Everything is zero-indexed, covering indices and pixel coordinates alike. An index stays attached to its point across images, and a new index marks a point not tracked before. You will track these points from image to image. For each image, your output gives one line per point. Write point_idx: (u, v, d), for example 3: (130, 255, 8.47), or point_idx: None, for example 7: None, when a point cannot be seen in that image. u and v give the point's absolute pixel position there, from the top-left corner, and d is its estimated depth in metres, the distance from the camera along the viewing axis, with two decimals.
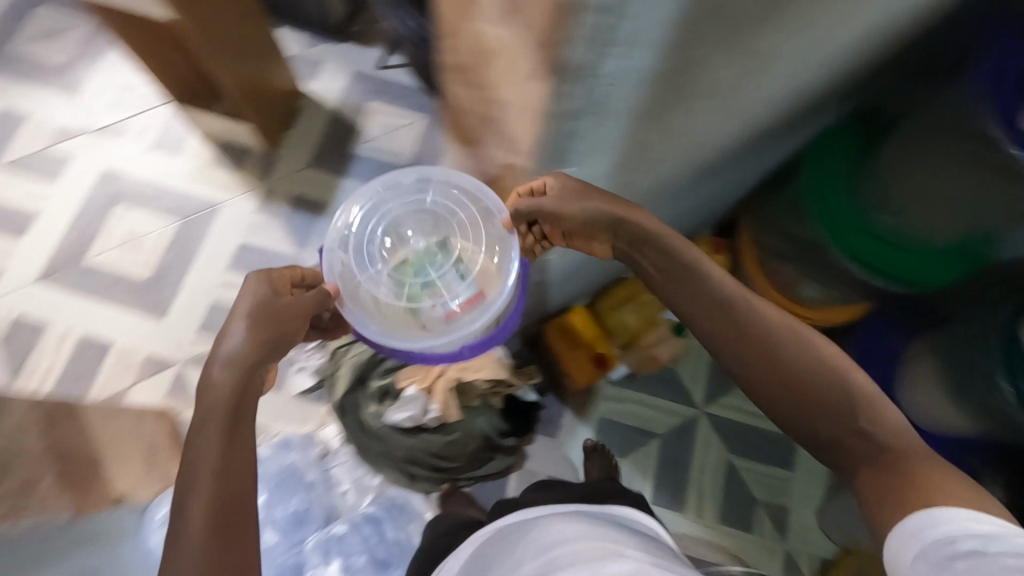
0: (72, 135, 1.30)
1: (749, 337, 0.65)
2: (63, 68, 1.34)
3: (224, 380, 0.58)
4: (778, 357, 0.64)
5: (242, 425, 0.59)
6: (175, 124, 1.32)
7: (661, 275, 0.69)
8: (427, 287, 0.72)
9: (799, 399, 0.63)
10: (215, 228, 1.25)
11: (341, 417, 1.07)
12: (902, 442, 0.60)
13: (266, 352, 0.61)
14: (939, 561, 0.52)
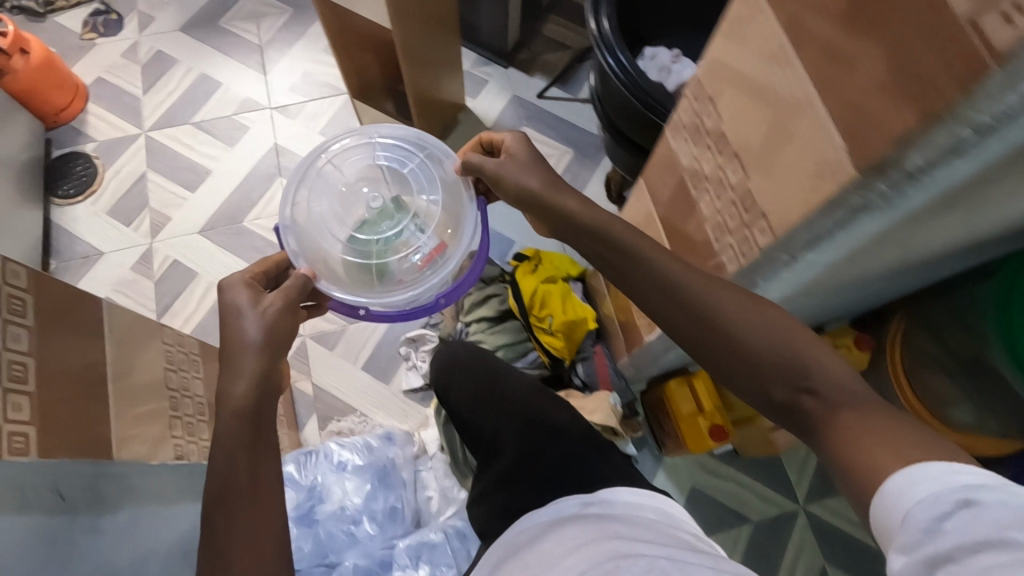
0: (252, 108, 1.42)
1: (683, 310, 0.54)
2: (258, 48, 1.48)
3: (238, 381, 0.60)
4: (714, 327, 0.53)
5: (260, 418, 0.60)
6: (343, 115, 1.41)
7: (602, 257, 0.62)
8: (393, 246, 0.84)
9: (754, 372, 0.51)
10: None
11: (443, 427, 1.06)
12: (843, 397, 0.46)
13: (276, 342, 0.64)
14: (925, 526, 0.35)
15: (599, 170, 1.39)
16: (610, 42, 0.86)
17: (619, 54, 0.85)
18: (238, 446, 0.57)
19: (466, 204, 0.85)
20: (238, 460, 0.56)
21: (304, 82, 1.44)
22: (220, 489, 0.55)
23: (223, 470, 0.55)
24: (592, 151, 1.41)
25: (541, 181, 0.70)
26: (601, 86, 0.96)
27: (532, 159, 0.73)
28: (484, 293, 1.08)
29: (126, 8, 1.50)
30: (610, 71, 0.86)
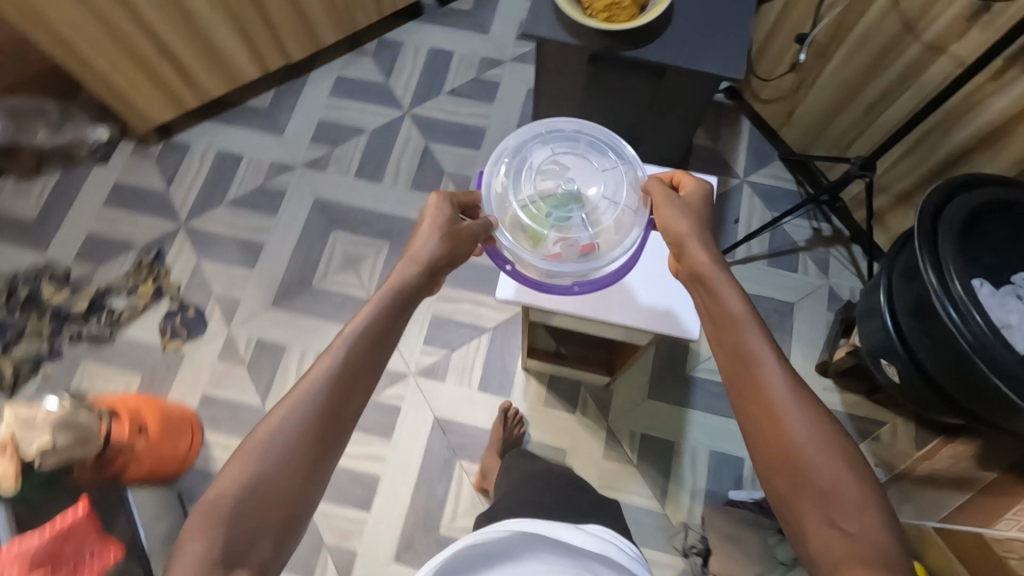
0: (389, 380, 1.22)
1: (750, 377, 0.58)
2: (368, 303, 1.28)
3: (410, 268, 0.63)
4: (767, 410, 0.56)
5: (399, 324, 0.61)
6: (496, 359, 1.24)
7: (708, 323, 0.64)
8: (561, 224, 0.74)
9: (781, 476, 0.54)
10: None
11: None
12: (868, 553, 0.48)
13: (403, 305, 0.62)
14: None
15: (794, 341, 1.23)
16: (962, 300, 0.73)
17: (968, 314, 0.72)
18: (372, 340, 0.58)
19: (637, 224, 0.74)
20: (366, 344, 0.58)
21: (436, 329, 1.26)
22: (340, 343, 0.57)
23: (354, 346, 0.57)
24: (775, 319, 1.25)
25: (696, 231, 0.67)
26: (906, 319, 0.85)
27: (700, 225, 0.68)
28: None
29: (202, 297, 1.29)
30: (954, 331, 0.73)
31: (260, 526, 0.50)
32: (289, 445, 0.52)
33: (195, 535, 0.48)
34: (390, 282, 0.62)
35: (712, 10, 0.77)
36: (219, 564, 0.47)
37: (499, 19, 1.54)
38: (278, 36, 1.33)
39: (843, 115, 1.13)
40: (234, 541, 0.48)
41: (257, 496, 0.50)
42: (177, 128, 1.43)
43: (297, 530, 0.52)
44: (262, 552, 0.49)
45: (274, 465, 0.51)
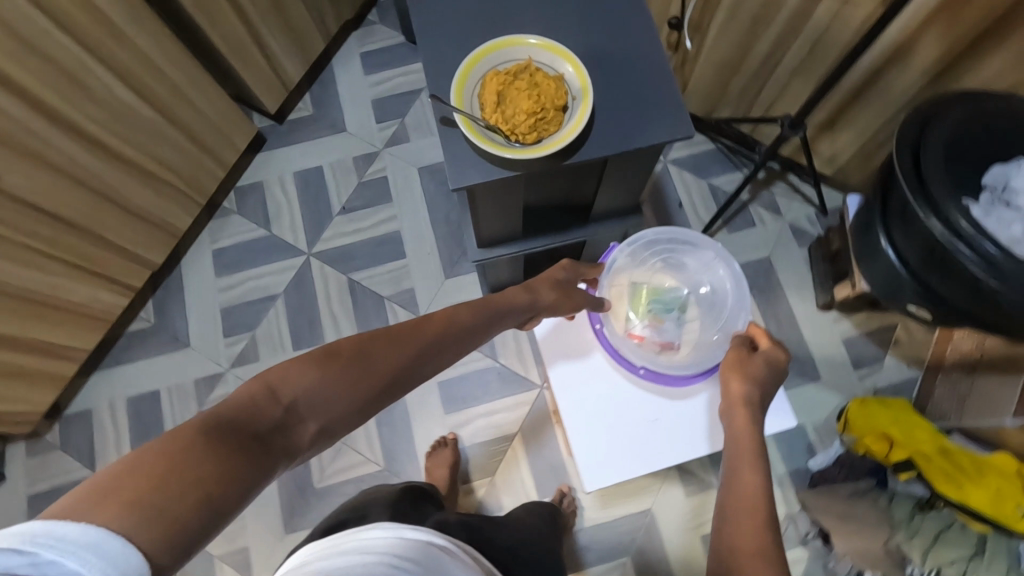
0: None
1: (728, 498, 0.54)
2: (386, 472, 1.15)
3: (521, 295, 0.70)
4: (734, 530, 0.50)
5: (492, 328, 0.66)
6: (538, 458, 1.16)
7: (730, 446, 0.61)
8: (655, 314, 0.78)
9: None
10: (666, 538, 1.10)
11: None
12: None
13: (486, 314, 0.65)
14: None
15: (788, 292, 1.24)
16: (970, 232, 0.72)
17: (986, 244, 0.71)
18: (484, 323, 0.65)
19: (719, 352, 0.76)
20: (475, 327, 0.64)
21: (465, 461, 1.16)
22: (461, 317, 0.63)
23: (466, 325, 0.63)
24: (762, 281, 1.25)
25: (756, 392, 0.65)
26: (916, 258, 0.83)
27: (755, 390, 0.65)
28: (924, 527, 0.95)
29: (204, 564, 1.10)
30: (978, 264, 0.72)
31: (320, 408, 0.49)
32: (381, 365, 0.53)
33: (283, 370, 0.48)
34: (512, 297, 0.69)
35: (628, 74, 0.70)
36: (280, 404, 0.47)
37: (349, 110, 1.38)
38: (129, 252, 1.12)
39: (739, 74, 1.11)
40: (303, 403, 0.48)
41: (333, 380, 0.50)
42: (65, 400, 1.20)
43: (337, 435, 0.51)
44: (303, 436, 0.47)
45: (358, 361, 0.52)
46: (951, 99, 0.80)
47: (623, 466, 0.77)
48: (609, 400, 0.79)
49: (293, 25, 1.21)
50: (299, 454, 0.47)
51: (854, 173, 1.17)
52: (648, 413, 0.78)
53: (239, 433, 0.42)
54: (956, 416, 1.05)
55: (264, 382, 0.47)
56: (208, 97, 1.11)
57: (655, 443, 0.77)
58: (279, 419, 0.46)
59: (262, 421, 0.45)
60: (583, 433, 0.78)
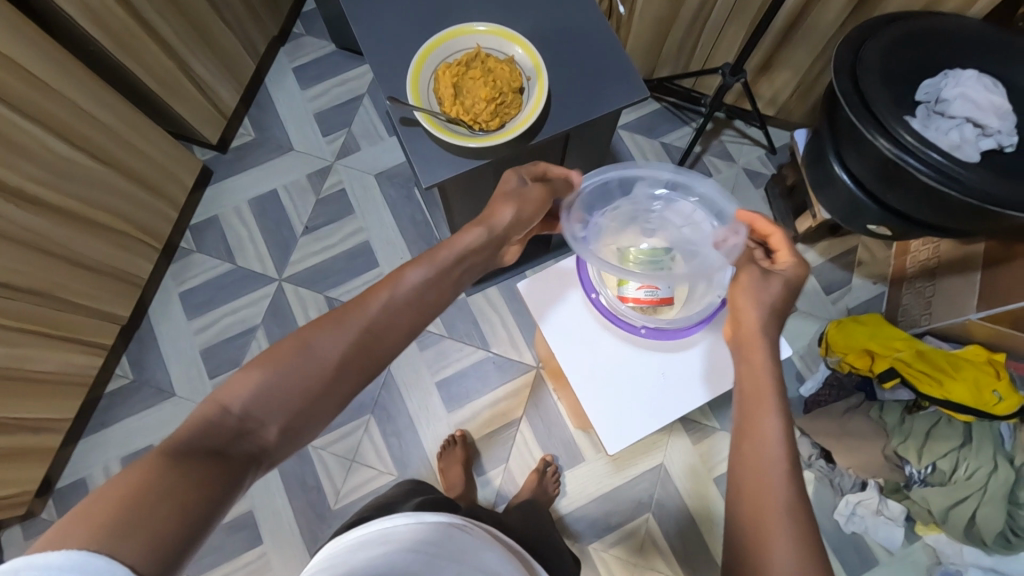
0: None
1: (746, 444, 0.53)
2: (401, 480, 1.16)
3: (482, 228, 0.65)
4: (750, 488, 0.50)
5: (460, 269, 0.62)
6: (546, 435, 1.18)
7: (745, 382, 0.58)
8: (645, 276, 0.76)
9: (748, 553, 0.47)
10: (682, 486, 1.14)
11: (986, 547, 1.01)
12: None
13: (450, 259, 0.61)
14: None
15: None
16: (913, 144, 0.76)
17: (929, 153, 0.75)
18: (440, 273, 0.60)
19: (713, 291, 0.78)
20: (435, 281, 0.59)
21: (477, 454, 1.17)
22: (413, 276, 0.59)
23: (421, 283, 0.59)
24: None
25: (772, 316, 0.62)
26: (868, 177, 0.88)
27: (768, 319, 0.62)
28: (916, 429, 1.01)
29: None
30: (926, 173, 0.76)
31: (275, 409, 0.48)
32: (330, 350, 0.51)
33: (230, 383, 0.48)
34: (469, 232, 0.64)
35: (576, 46, 0.71)
36: (234, 414, 0.47)
37: (293, 128, 1.35)
38: (93, 310, 1.08)
39: (673, 31, 1.13)
40: (256, 408, 0.48)
41: (281, 378, 0.49)
42: (54, 475, 1.15)
43: (306, 432, 0.50)
44: (268, 436, 0.48)
45: (300, 353, 0.50)
46: (862, 27, 0.85)
47: (641, 423, 0.78)
48: (613, 362, 0.81)
49: (221, 50, 1.17)
50: (267, 458, 0.47)
51: (796, 110, 1.24)
52: (655, 367, 0.80)
53: (195, 450, 0.43)
54: (925, 319, 1.12)
55: (214, 400, 0.47)
56: (147, 137, 1.07)
57: (666, 394, 0.79)
58: (235, 429, 0.47)
59: (219, 434, 0.45)
60: (596, 397, 0.79)
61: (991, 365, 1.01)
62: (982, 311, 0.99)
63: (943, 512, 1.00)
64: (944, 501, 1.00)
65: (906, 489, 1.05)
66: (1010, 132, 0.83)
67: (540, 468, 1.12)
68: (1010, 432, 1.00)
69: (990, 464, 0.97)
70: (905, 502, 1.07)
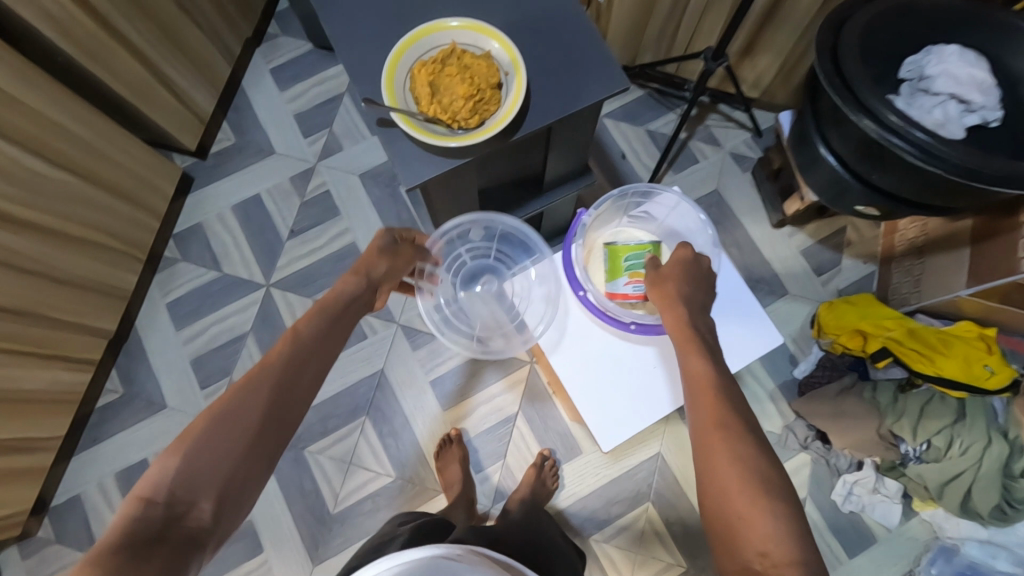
0: None
1: (705, 428, 0.55)
2: (399, 481, 1.15)
3: (355, 278, 0.70)
4: (710, 450, 0.52)
5: (347, 316, 0.66)
6: (543, 430, 1.17)
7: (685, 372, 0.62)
8: (634, 269, 0.80)
9: (707, 474, 0.52)
10: (681, 473, 1.14)
11: (983, 519, 1.03)
12: None
13: (333, 309, 0.65)
14: None
15: (742, 217, 1.28)
16: (895, 124, 0.75)
17: (912, 132, 0.74)
18: (333, 322, 0.64)
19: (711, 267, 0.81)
20: (327, 331, 0.63)
21: (474, 452, 1.17)
22: (307, 329, 0.62)
23: (315, 333, 0.62)
24: (716, 212, 1.28)
25: (693, 293, 0.69)
26: (854, 158, 0.87)
27: (683, 284, 0.70)
28: (910, 407, 1.01)
29: None
30: (909, 153, 0.75)
31: (204, 484, 0.48)
32: (246, 410, 0.53)
33: (147, 475, 0.48)
34: (344, 286, 0.68)
35: (552, 39, 0.69)
36: (162, 500, 0.46)
37: (273, 131, 1.33)
38: (78, 325, 1.07)
39: (653, 18, 1.12)
40: (181, 489, 0.47)
41: (205, 451, 0.50)
42: (48, 493, 1.13)
43: (242, 501, 0.51)
44: (203, 511, 0.47)
45: (216, 420, 0.51)
46: (839, 8, 0.84)
47: (636, 418, 0.79)
48: (606, 359, 0.80)
49: (194, 54, 1.15)
50: (208, 535, 0.47)
51: (779, 92, 1.24)
52: (648, 360, 0.80)
53: (125, 547, 0.42)
54: (916, 297, 1.11)
55: (132, 496, 0.46)
56: (123, 148, 1.05)
57: (660, 386, 0.79)
58: (166, 514, 0.46)
59: (149, 525, 0.44)
60: (590, 394, 0.80)
61: (982, 340, 1.01)
62: (971, 287, 0.99)
63: (940, 487, 1.01)
64: (938, 478, 1.01)
65: (902, 466, 1.05)
66: (990, 105, 0.82)
67: (538, 462, 1.12)
68: (1002, 406, 1.01)
69: (982, 439, 0.98)
70: (902, 479, 1.07)
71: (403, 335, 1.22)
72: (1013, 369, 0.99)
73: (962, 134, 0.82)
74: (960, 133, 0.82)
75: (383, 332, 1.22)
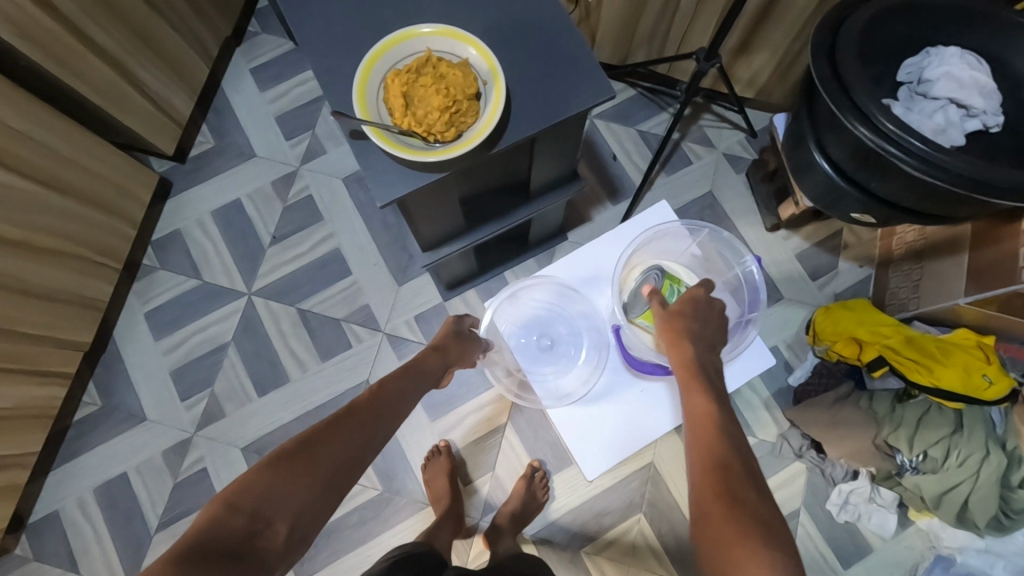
0: (465, 543, 1.10)
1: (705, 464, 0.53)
2: (387, 494, 1.13)
3: (430, 347, 0.79)
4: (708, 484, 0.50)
5: (422, 379, 0.73)
6: (533, 440, 1.15)
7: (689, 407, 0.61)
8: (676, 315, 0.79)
9: (699, 510, 0.50)
10: (673, 484, 1.12)
11: (980, 532, 1.01)
12: None
13: (409, 371, 0.72)
14: None
15: (736, 220, 1.25)
16: (893, 133, 0.72)
17: (911, 141, 0.71)
18: (411, 385, 0.71)
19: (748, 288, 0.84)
20: (404, 390, 0.69)
21: (463, 463, 1.14)
22: (391, 387, 0.68)
23: (395, 391, 0.68)
24: (709, 215, 1.25)
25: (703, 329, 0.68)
26: (849, 164, 0.84)
27: (687, 321, 0.68)
28: (906, 417, 0.99)
29: None
30: (908, 163, 0.72)
31: (282, 508, 0.51)
32: (332, 447, 0.57)
33: (238, 482, 0.50)
34: (430, 355, 0.77)
35: (534, 44, 0.66)
36: (245, 513, 0.48)
37: (254, 133, 1.29)
38: (51, 338, 1.03)
39: (644, 16, 1.08)
40: (263, 508, 0.50)
41: (293, 474, 0.52)
42: (25, 508, 1.11)
43: (311, 533, 0.52)
44: (276, 534, 0.49)
45: (307, 449, 0.55)
46: (836, 7, 0.80)
47: (614, 444, 0.84)
48: (595, 390, 0.85)
49: (169, 56, 1.11)
50: (273, 560, 0.48)
51: (774, 91, 1.20)
52: (635, 388, 0.84)
53: (208, 553, 0.44)
54: (913, 304, 1.08)
55: (219, 502, 0.48)
56: (94, 154, 1.01)
57: (646, 413, 0.84)
58: (244, 528, 0.48)
59: (230, 536, 0.46)
60: (580, 423, 0.84)
61: (980, 349, 0.98)
62: (970, 294, 0.96)
63: (936, 497, 0.99)
64: (935, 491, 0.99)
65: (898, 476, 1.03)
66: (991, 110, 0.79)
67: (528, 474, 1.09)
68: (1000, 416, 0.99)
69: (979, 451, 0.96)
70: (898, 489, 1.05)
71: (389, 344, 1.18)
72: (1011, 379, 0.96)
73: (962, 141, 0.79)
74: (959, 140, 0.79)
75: (368, 341, 1.18)
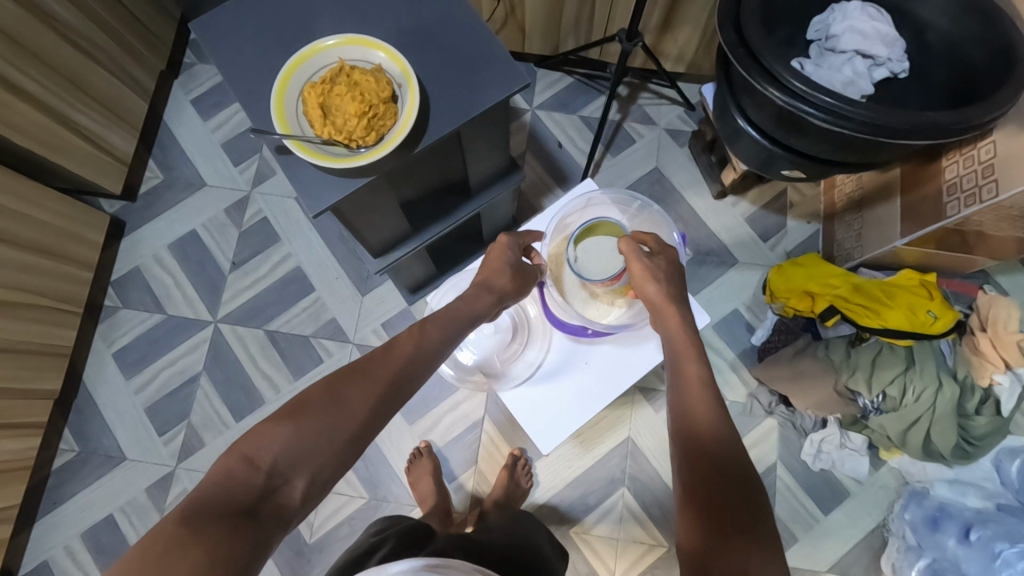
0: None
1: (687, 409, 0.60)
2: (375, 501, 1.14)
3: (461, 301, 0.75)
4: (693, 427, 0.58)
5: (451, 339, 0.70)
6: (512, 429, 1.17)
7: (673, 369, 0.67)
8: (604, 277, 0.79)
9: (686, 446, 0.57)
10: (652, 453, 1.14)
11: (944, 461, 1.05)
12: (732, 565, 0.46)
13: (439, 324, 0.70)
14: None
15: (683, 192, 1.28)
16: (801, 91, 0.75)
17: (818, 97, 0.74)
18: (450, 334, 0.70)
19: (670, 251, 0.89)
20: (424, 341, 0.67)
21: (444, 461, 1.16)
22: (428, 336, 0.67)
23: (414, 349, 0.65)
24: (658, 190, 1.28)
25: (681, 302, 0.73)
26: (771, 124, 0.87)
27: (671, 289, 0.73)
28: (862, 360, 1.02)
29: None
30: (820, 118, 0.75)
31: (302, 464, 0.51)
32: (354, 405, 0.56)
33: (258, 439, 0.51)
34: (469, 302, 0.75)
35: (445, 45, 0.68)
36: (262, 471, 0.49)
37: (201, 164, 1.30)
38: (18, 390, 1.04)
39: (566, 6, 1.11)
40: (281, 464, 0.50)
41: (311, 430, 0.53)
42: (13, 563, 1.10)
43: (327, 485, 0.53)
44: (293, 491, 0.50)
45: (326, 405, 0.55)
46: None
47: (571, 418, 0.84)
48: (540, 365, 0.86)
49: (104, 97, 1.12)
50: (294, 515, 0.49)
51: (704, 63, 1.24)
52: (580, 359, 0.86)
53: (223, 511, 0.45)
54: (858, 251, 1.12)
55: (238, 457, 0.49)
56: (41, 204, 1.02)
57: (594, 384, 0.85)
58: (264, 484, 0.49)
59: (248, 492, 0.47)
60: (527, 400, 0.85)
61: (924, 286, 1.03)
62: (906, 236, 0.99)
63: (901, 434, 1.03)
64: (897, 425, 1.02)
65: (864, 419, 1.07)
66: (891, 56, 0.83)
67: (510, 463, 1.11)
68: (950, 348, 1.03)
69: (939, 385, 1.00)
70: (866, 431, 1.09)
71: (359, 354, 1.19)
72: (955, 311, 1.01)
73: (868, 89, 0.82)
74: (865, 89, 0.83)
75: (339, 354, 1.20)
